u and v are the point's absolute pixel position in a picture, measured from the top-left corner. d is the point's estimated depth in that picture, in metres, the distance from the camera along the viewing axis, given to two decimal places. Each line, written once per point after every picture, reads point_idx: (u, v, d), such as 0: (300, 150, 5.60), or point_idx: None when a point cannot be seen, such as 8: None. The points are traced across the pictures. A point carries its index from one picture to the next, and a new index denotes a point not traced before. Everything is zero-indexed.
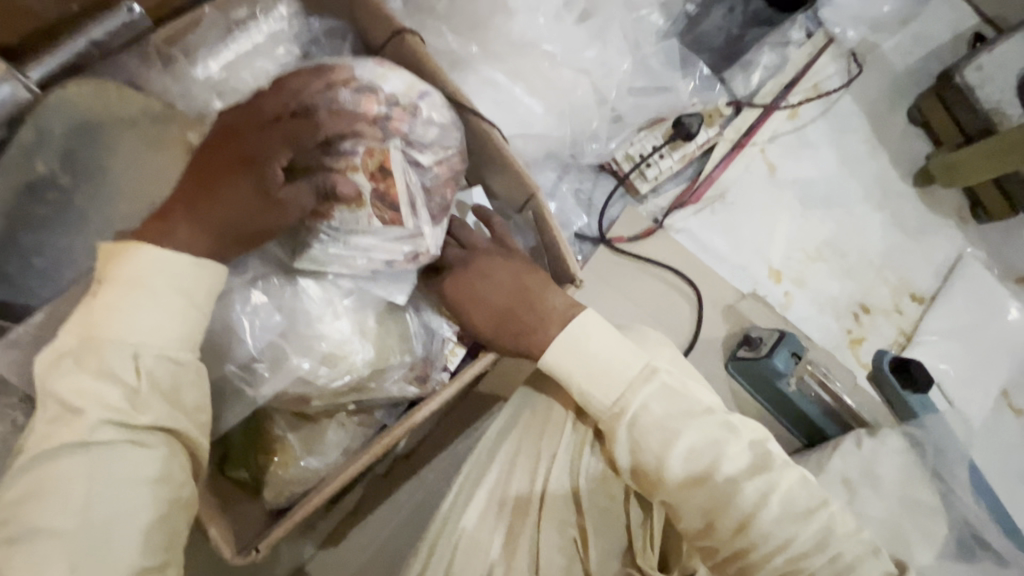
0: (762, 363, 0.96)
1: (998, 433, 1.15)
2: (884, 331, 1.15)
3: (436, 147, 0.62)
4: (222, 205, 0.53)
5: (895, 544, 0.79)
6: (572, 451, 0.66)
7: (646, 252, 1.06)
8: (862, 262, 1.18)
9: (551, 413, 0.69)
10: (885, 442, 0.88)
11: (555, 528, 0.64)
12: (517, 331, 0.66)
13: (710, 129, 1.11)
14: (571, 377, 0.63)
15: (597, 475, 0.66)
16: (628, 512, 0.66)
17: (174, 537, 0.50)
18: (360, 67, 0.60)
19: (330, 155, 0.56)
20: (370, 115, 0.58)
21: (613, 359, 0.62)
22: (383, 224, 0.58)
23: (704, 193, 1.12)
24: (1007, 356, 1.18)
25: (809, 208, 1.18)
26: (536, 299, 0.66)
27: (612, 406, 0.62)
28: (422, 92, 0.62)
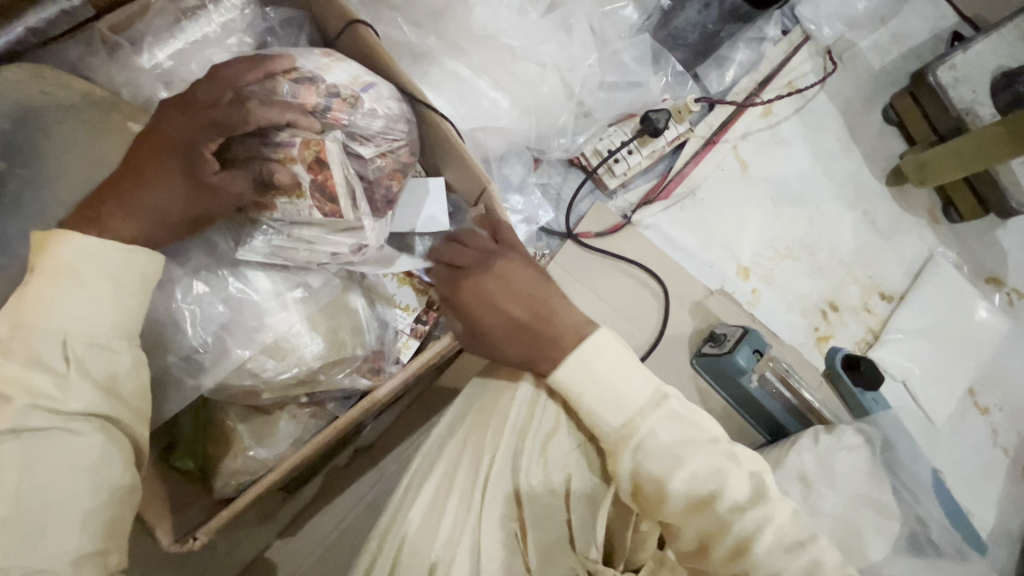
0: (725, 360, 0.96)
1: (964, 431, 1.16)
2: (852, 330, 1.16)
3: (380, 139, 0.65)
4: (156, 195, 0.54)
5: (846, 540, 0.80)
6: (515, 447, 0.67)
7: (614, 247, 1.06)
8: (832, 260, 1.18)
9: (497, 403, 0.70)
10: (842, 438, 0.88)
11: (497, 521, 0.65)
12: (532, 341, 0.66)
13: (678, 125, 1.10)
14: (582, 394, 0.63)
15: (542, 471, 0.67)
16: (568, 506, 0.67)
17: (118, 523, 0.51)
18: (305, 60, 0.63)
19: (268, 146, 0.58)
20: (309, 106, 0.60)
21: (625, 382, 0.63)
22: (323, 216, 0.60)
23: (675, 190, 1.12)
24: (974, 355, 1.18)
25: (780, 206, 1.18)
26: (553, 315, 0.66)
27: (619, 429, 0.62)
28: (366, 85, 0.64)
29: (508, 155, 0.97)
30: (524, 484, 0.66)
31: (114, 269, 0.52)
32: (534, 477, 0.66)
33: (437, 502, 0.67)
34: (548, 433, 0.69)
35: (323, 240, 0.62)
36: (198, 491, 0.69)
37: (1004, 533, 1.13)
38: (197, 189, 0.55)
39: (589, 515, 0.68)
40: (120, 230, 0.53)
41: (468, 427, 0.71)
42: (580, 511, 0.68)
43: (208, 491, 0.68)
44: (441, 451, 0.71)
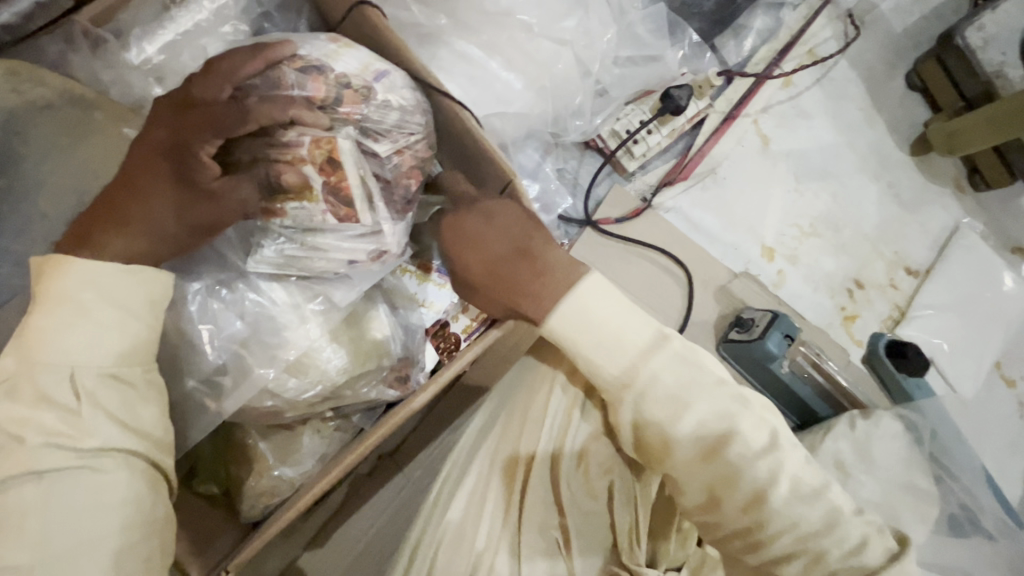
0: (754, 346, 0.93)
1: (990, 404, 1.15)
2: (878, 307, 1.13)
3: (395, 134, 0.60)
4: (149, 207, 0.49)
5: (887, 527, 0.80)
6: (553, 452, 0.65)
7: (634, 233, 1.02)
8: (856, 236, 1.15)
9: (531, 407, 0.68)
10: (878, 424, 0.86)
11: (536, 532, 0.62)
12: (513, 294, 0.61)
13: (700, 101, 1.05)
14: (584, 351, 0.59)
15: (581, 480, 0.65)
16: (612, 510, 0.64)
17: (153, 560, 0.47)
18: (311, 47, 0.58)
19: (275, 148, 0.53)
20: (319, 98, 0.55)
21: (624, 329, 0.59)
22: (338, 221, 0.56)
23: (695, 168, 1.07)
24: (1001, 327, 1.16)
25: (803, 181, 1.13)
26: (514, 279, 0.61)
27: (619, 377, 0.59)
28: (379, 73, 0.59)
29: (522, 141, 0.92)
30: (554, 468, 0.65)
31: (119, 291, 0.47)
32: (567, 462, 0.64)
33: (473, 507, 0.64)
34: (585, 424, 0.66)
35: (328, 228, 0.56)
36: (224, 517, 0.65)
37: None
38: (196, 195, 0.50)
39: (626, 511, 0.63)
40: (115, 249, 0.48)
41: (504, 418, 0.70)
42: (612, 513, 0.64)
43: (233, 513, 0.66)
44: (474, 454, 0.69)
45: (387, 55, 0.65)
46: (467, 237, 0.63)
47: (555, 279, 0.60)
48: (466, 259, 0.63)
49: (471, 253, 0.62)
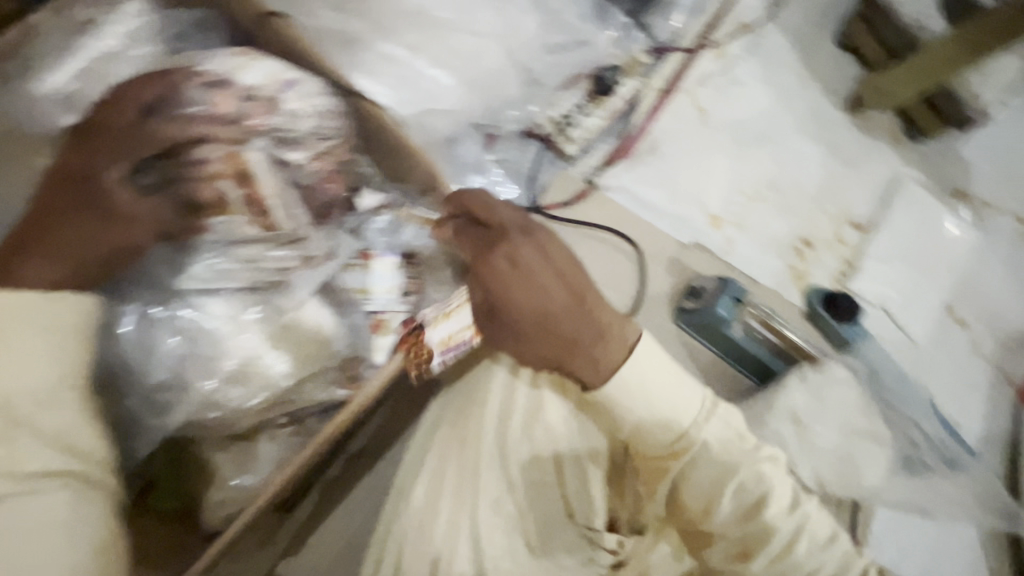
0: (705, 312, 0.97)
1: (945, 345, 1.19)
2: (827, 264, 1.16)
3: (308, 141, 0.66)
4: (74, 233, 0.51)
5: (843, 472, 0.84)
6: (501, 431, 0.67)
7: (582, 215, 1.04)
8: (800, 196, 1.18)
9: (479, 392, 0.70)
10: (830, 372, 0.89)
11: (492, 508, 0.64)
12: (559, 347, 0.62)
13: (629, 80, 1.07)
14: (635, 416, 0.63)
15: (530, 453, 0.66)
16: (564, 481, 0.66)
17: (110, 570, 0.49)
18: (213, 63, 0.62)
19: (187, 164, 0.58)
20: (226, 114, 0.60)
21: (673, 395, 0.63)
22: (259, 229, 0.62)
23: (636, 146, 1.09)
24: (946, 271, 1.21)
25: (743, 148, 1.16)
26: (570, 339, 0.62)
27: (671, 446, 0.63)
28: (285, 83, 0.64)
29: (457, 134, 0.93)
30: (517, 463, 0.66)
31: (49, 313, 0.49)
32: (525, 454, 0.66)
33: (433, 495, 0.66)
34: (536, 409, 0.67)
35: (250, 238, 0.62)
36: (179, 535, 0.65)
37: (993, 435, 1.18)
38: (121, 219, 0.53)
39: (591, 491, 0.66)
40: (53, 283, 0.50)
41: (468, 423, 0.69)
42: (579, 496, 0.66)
43: (192, 527, 0.65)
44: (425, 452, 0.71)
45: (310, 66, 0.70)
46: (525, 290, 0.61)
47: (612, 343, 0.63)
48: (519, 309, 0.62)
49: (526, 298, 0.61)
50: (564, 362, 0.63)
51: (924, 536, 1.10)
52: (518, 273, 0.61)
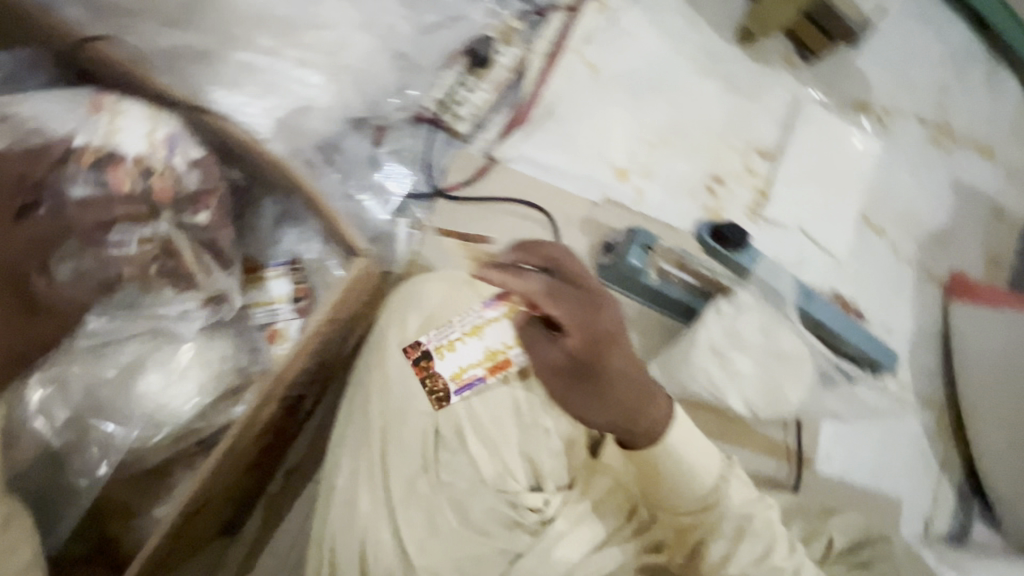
0: (620, 265, 0.98)
1: (866, 254, 1.23)
2: (740, 197, 1.18)
3: (200, 197, 0.68)
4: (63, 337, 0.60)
5: (768, 396, 0.90)
6: (401, 414, 0.71)
7: (487, 190, 1.03)
8: (703, 134, 1.19)
9: (380, 385, 0.72)
10: (739, 300, 0.91)
11: (406, 492, 0.68)
12: (627, 407, 0.65)
13: (510, 48, 1.07)
14: (673, 474, 0.67)
15: (434, 433, 0.71)
16: (473, 458, 0.70)
17: None
18: (88, 131, 0.64)
19: (97, 247, 0.62)
20: (122, 188, 0.63)
21: (701, 457, 0.68)
22: (180, 292, 0.66)
23: (533, 113, 1.09)
24: (857, 184, 1.23)
25: (640, 98, 1.17)
26: (633, 403, 0.65)
27: (700, 503, 0.68)
28: (165, 140, 0.66)
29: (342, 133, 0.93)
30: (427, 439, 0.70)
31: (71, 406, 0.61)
32: (436, 427, 0.71)
33: (349, 489, 0.68)
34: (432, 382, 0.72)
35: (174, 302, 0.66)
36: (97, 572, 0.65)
37: (922, 333, 1.24)
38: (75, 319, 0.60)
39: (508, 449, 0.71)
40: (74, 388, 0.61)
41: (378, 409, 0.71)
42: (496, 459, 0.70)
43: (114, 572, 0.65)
44: (338, 458, 0.71)
45: (162, 98, 0.70)
46: (598, 353, 0.64)
47: (662, 407, 0.67)
48: (594, 370, 0.64)
49: (619, 365, 0.64)
50: (625, 420, 0.66)
51: (868, 439, 1.15)
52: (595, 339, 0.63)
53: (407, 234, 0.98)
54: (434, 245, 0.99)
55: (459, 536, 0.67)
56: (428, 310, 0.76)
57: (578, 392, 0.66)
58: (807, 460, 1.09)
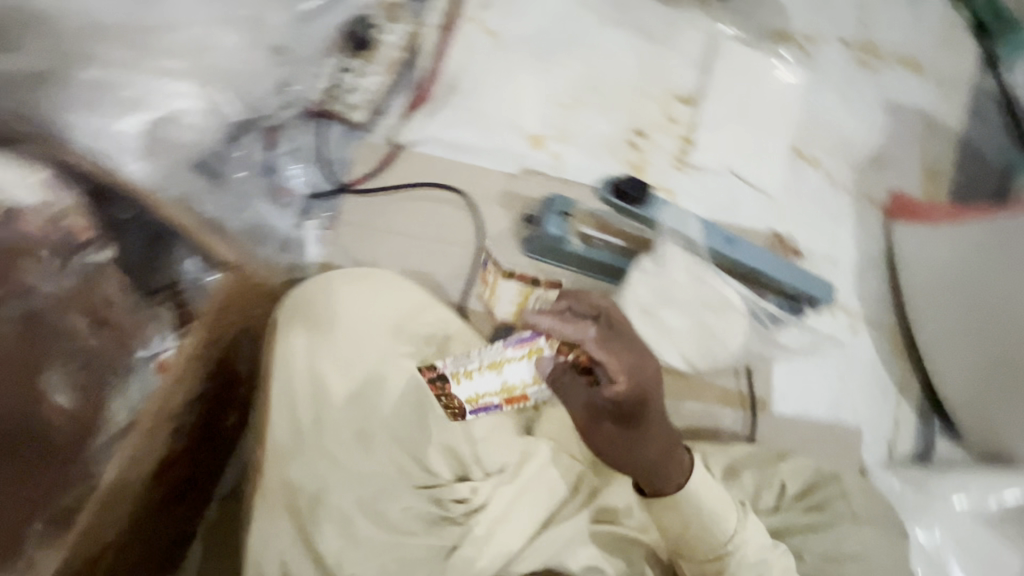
0: (541, 235, 0.95)
1: (801, 187, 1.20)
2: (664, 147, 1.14)
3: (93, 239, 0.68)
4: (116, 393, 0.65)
5: (704, 347, 0.89)
6: (294, 430, 0.69)
7: (396, 179, 0.99)
8: (618, 87, 1.15)
9: (277, 396, 0.70)
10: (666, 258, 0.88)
11: (316, 512, 0.66)
12: (660, 459, 0.66)
13: (397, 26, 1.01)
14: (695, 521, 0.68)
15: (337, 439, 0.69)
16: (379, 459, 0.69)
17: None
18: None
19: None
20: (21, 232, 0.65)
21: (719, 505, 0.69)
22: (77, 339, 0.63)
23: (434, 91, 1.03)
24: (783, 117, 1.20)
25: (549, 58, 1.11)
26: (666, 454, 0.66)
27: (718, 549, 0.69)
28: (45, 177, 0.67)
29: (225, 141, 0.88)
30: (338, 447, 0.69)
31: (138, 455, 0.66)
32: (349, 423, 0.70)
33: (266, 521, 0.66)
34: (324, 386, 0.70)
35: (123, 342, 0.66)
36: None
37: (867, 259, 1.22)
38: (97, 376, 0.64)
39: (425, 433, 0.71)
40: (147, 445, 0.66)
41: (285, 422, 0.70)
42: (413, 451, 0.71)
43: None
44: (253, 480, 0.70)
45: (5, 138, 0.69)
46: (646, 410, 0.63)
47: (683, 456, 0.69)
48: (636, 424, 0.63)
49: (661, 416, 0.63)
50: (654, 469, 0.66)
51: (824, 373, 1.15)
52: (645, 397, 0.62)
53: (317, 237, 0.94)
54: (348, 244, 0.95)
55: (399, 540, 0.67)
56: (315, 317, 0.73)
57: (616, 444, 0.65)
58: (763, 404, 1.08)
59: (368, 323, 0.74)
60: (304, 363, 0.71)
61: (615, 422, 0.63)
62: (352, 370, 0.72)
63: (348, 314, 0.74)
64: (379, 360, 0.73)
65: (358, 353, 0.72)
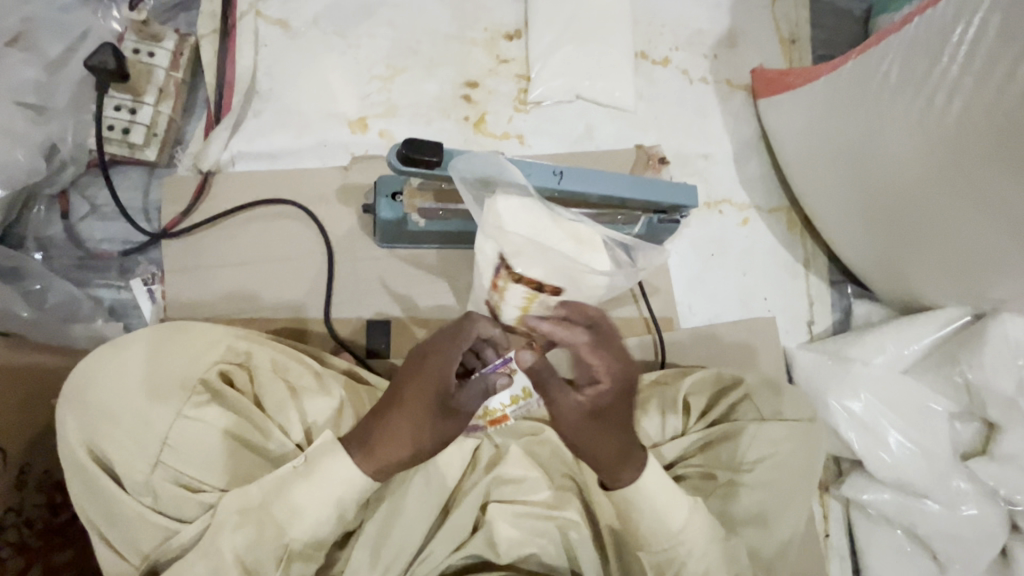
0: (379, 222, 0.88)
1: (656, 92, 1.15)
2: (502, 92, 1.07)
3: None
4: (409, 396, 0.62)
5: None
6: (111, 514, 0.61)
7: (217, 207, 0.92)
8: (436, 41, 1.06)
9: (82, 484, 0.61)
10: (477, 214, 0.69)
11: None
12: (624, 453, 0.67)
13: (165, 43, 0.92)
14: (644, 516, 0.69)
15: (171, 506, 0.62)
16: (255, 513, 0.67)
17: None
18: None
19: None
20: None
21: (669, 501, 0.69)
22: None
23: (232, 101, 0.95)
24: (621, 22, 1.11)
25: (352, 32, 1.02)
26: (634, 451, 0.67)
27: (672, 536, 0.69)
28: None
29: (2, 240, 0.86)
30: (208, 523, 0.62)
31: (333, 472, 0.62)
32: (167, 512, 0.62)
33: None
34: (119, 466, 0.61)
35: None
36: None
37: (743, 146, 1.17)
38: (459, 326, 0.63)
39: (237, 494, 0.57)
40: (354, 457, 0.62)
41: (95, 528, 0.62)
42: (243, 516, 0.60)
43: None
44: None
45: None
46: (621, 409, 0.65)
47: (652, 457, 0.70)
48: (610, 424, 0.65)
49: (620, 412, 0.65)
50: (616, 463, 0.67)
51: (726, 271, 1.12)
52: (624, 397, 0.65)
53: (148, 293, 0.89)
54: (184, 292, 0.89)
55: None
56: (90, 392, 0.62)
57: (584, 439, 0.65)
58: (667, 322, 1.05)
59: (152, 380, 0.63)
60: (82, 455, 0.61)
61: (593, 419, 0.64)
62: (145, 445, 0.62)
63: (119, 388, 0.63)
64: (168, 424, 0.63)
65: (143, 426, 0.62)
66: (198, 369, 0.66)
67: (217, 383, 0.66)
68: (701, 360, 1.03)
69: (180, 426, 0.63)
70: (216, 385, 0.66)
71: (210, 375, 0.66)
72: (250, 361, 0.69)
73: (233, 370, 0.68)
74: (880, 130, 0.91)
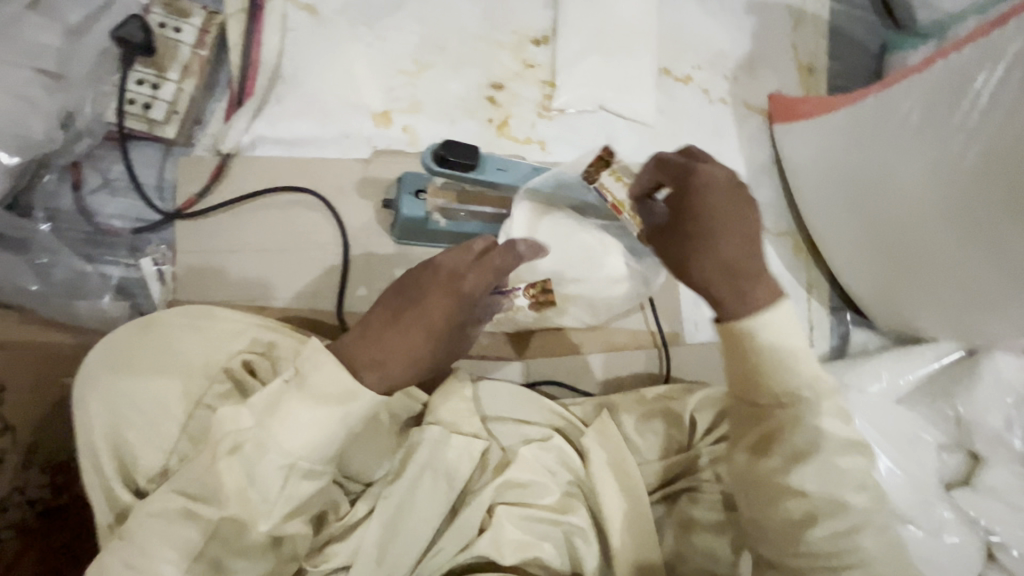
0: (400, 219, 0.88)
1: (676, 107, 1.16)
2: (526, 97, 1.07)
3: None
4: (427, 304, 0.59)
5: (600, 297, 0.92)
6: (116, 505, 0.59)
7: (233, 191, 0.90)
8: (463, 40, 1.05)
9: (93, 472, 0.59)
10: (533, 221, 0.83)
11: None
12: (724, 271, 0.62)
13: (191, 21, 0.92)
14: (767, 360, 0.63)
15: None
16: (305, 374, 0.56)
17: None
18: None
19: None
20: None
21: (789, 344, 0.63)
22: None
23: (256, 85, 0.93)
24: (647, 37, 1.12)
25: (380, 24, 1.01)
26: (741, 268, 0.62)
27: (782, 395, 0.63)
28: None
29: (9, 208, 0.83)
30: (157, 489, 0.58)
31: (325, 378, 0.55)
32: None
33: None
34: (133, 454, 0.60)
35: None
36: None
37: (756, 169, 1.19)
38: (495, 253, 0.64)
39: (247, 484, 0.55)
40: (364, 374, 0.57)
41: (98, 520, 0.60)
42: None
43: None
44: None
45: None
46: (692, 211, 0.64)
47: (765, 285, 0.63)
48: (689, 227, 0.64)
49: (725, 207, 0.63)
50: (717, 287, 0.63)
51: None
52: (690, 198, 0.64)
53: (159, 274, 0.86)
54: (193, 275, 0.87)
55: None
56: (109, 376, 0.61)
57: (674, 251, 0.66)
58: (674, 337, 1.06)
59: (169, 365, 0.63)
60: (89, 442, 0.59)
61: (670, 228, 0.67)
62: (161, 430, 0.61)
63: (137, 373, 0.62)
64: (187, 410, 0.62)
65: (160, 408, 0.61)
66: (217, 356, 0.66)
67: (238, 372, 0.65)
68: (699, 375, 1.05)
69: (199, 412, 0.62)
70: (238, 375, 0.65)
71: (233, 365, 0.65)
72: (272, 352, 0.68)
73: (255, 360, 0.67)
74: (893, 165, 0.93)
